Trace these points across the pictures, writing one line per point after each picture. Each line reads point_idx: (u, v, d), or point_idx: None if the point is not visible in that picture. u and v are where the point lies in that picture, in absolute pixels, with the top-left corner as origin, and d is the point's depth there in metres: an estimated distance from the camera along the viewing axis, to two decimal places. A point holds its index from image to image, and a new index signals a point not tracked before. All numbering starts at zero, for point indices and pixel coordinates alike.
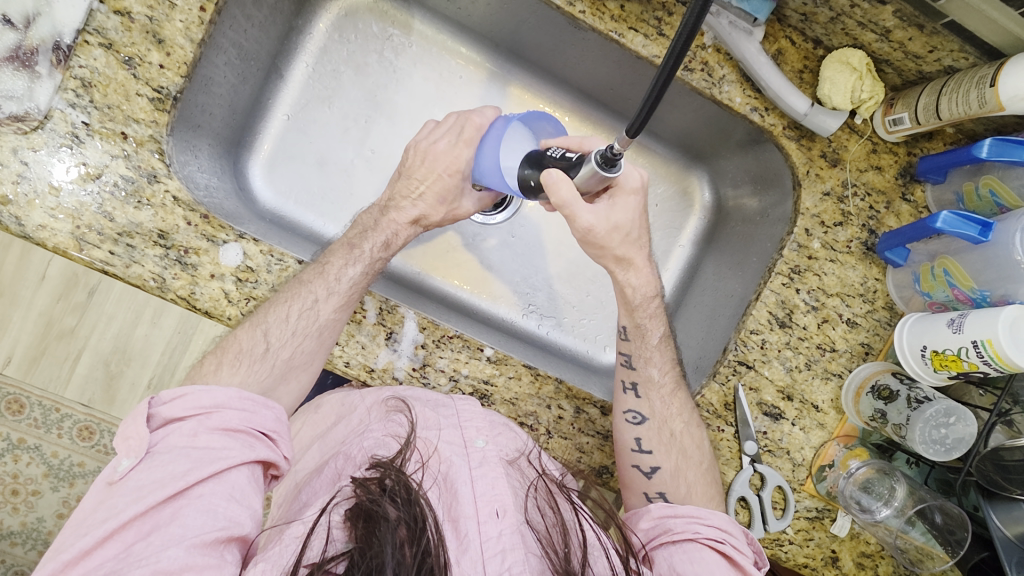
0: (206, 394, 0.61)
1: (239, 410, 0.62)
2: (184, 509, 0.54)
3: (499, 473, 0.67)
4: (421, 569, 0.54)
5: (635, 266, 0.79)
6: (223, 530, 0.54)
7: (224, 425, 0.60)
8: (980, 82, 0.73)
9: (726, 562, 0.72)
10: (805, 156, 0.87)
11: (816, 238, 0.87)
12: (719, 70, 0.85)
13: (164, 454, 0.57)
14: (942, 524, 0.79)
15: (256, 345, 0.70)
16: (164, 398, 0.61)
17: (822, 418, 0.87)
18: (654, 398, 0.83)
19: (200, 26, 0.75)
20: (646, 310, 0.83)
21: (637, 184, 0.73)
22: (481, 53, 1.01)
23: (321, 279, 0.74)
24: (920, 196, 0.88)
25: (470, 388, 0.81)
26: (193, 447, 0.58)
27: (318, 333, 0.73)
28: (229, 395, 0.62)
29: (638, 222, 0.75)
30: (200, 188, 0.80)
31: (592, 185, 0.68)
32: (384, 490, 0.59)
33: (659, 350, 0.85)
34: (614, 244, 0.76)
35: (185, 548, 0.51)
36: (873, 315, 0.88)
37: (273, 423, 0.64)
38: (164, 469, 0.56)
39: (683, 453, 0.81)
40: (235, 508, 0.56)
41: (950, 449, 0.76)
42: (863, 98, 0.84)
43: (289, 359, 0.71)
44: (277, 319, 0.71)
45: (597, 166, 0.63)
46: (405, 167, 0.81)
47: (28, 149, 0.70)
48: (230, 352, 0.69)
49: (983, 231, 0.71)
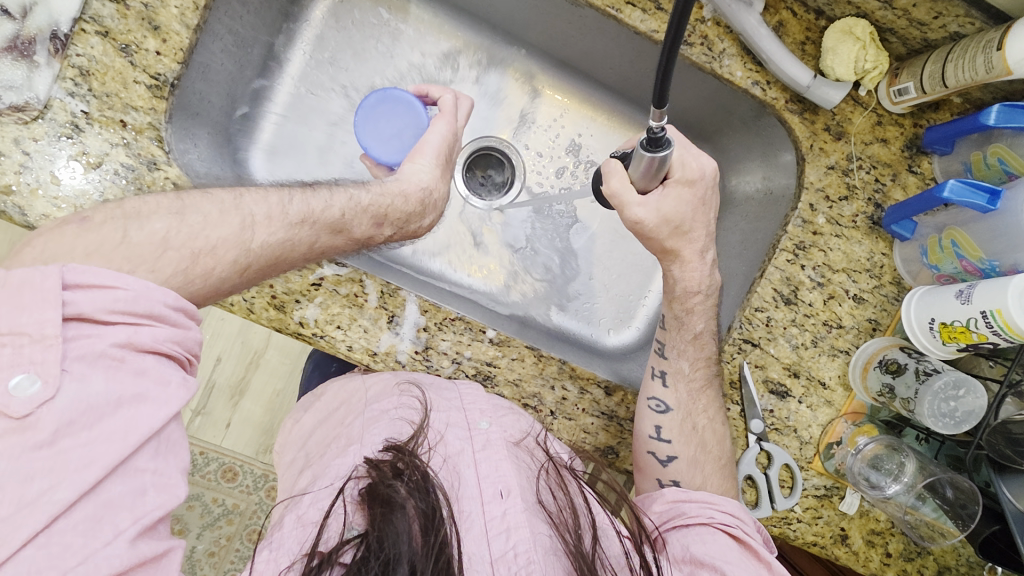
0: (137, 303, 0.50)
1: (171, 328, 0.53)
2: (117, 483, 0.46)
3: (503, 455, 0.67)
4: (438, 559, 0.53)
5: (681, 259, 0.80)
6: (161, 509, 0.48)
7: (152, 359, 0.51)
8: (987, 46, 0.71)
9: (738, 545, 0.70)
10: (808, 130, 0.86)
11: (821, 213, 0.86)
12: (719, 44, 0.84)
13: (87, 387, 0.46)
14: (953, 498, 0.79)
15: (222, 276, 0.60)
16: (81, 299, 0.48)
17: (829, 395, 0.86)
18: (682, 390, 0.83)
19: (195, 11, 0.75)
20: (687, 302, 0.83)
21: (694, 175, 0.74)
22: (480, 35, 1.01)
23: (341, 238, 0.71)
24: (926, 168, 0.86)
25: (474, 370, 0.81)
26: (125, 379, 0.48)
27: (273, 271, 0.66)
28: (166, 305, 0.52)
29: (692, 213, 0.77)
30: (200, 175, 0.80)
31: (648, 180, 0.71)
32: (398, 474, 0.59)
33: (695, 345, 0.84)
34: (664, 236, 0.78)
35: (126, 543, 0.45)
36: (880, 291, 0.87)
37: (197, 345, 0.56)
38: (93, 414, 0.46)
39: (701, 442, 0.81)
40: (170, 477, 0.50)
41: (960, 421, 0.75)
42: (867, 68, 0.82)
43: (234, 288, 0.63)
44: (262, 254, 0.63)
45: (642, 149, 0.65)
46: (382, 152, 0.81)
47: (29, 139, 0.70)
48: (194, 272, 0.57)
49: (991, 199, 0.69)
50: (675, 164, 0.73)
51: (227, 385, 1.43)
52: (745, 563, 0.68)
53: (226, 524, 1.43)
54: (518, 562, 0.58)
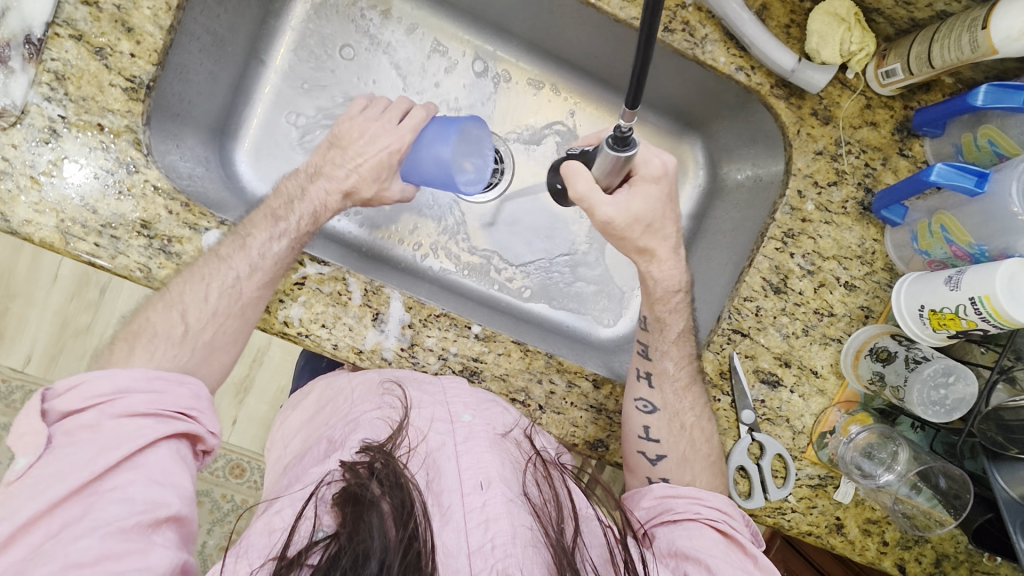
0: (105, 381, 0.60)
1: (146, 393, 0.61)
2: (96, 503, 0.54)
3: (485, 448, 0.66)
4: (408, 551, 0.53)
5: (657, 258, 0.78)
6: (145, 513, 0.55)
7: (130, 411, 0.60)
8: (972, 25, 0.70)
9: (724, 540, 0.70)
10: (795, 115, 0.84)
11: (809, 200, 0.85)
12: (701, 29, 0.82)
13: (63, 447, 0.56)
14: (946, 488, 0.78)
15: (172, 327, 0.69)
16: (60, 390, 0.59)
17: (822, 384, 0.85)
18: (667, 389, 0.81)
19: (168, 11, 0.74)
20: (668, 303, 0.82)
21: (659, 172, 0.71)
22: (463, 28, 1.00)
23: (242, 253, 0.72)
24: (918, 151, 0.85)
25: (460, 366, 0.81)
26: (97, 435, 0.57)
27: (240, 311, 0.72)
28: (133, 378, 0.61)
29: (660, 211, 0.74)
30: (182, 175, 0.80)
31: (611, 176, 0.69)
32: (371, 473, 0.58)
33: (677, 344, 0.83)
34: (636, 235, 0.75)
35: (98, 537, 0.51)
36: (872, 278, 0.85)
37: (184, 400, 0.64)
38: (68, 460, 0.55)
39: (691, 440, 0.81)
40: (156, 489, 0.57)
41: (951, 410, 0.74)
42: (853, 50, 0.81)
43: (210, 340, 0.71)
44: (194, 298, 0.70)
45: (609, 147, 0.63)
46: (337, 136, 0.79)
47: (9, 145, 0.70)
48: (143, 336, 0.68)
49: (980, 182, 0.68)
50: (638, 162, 0.71)
51: (232, 383, 1.44)
52: (730, 557, 0.68)
53: (235, 519, 1.44)
54: (495, 555, 0.57)
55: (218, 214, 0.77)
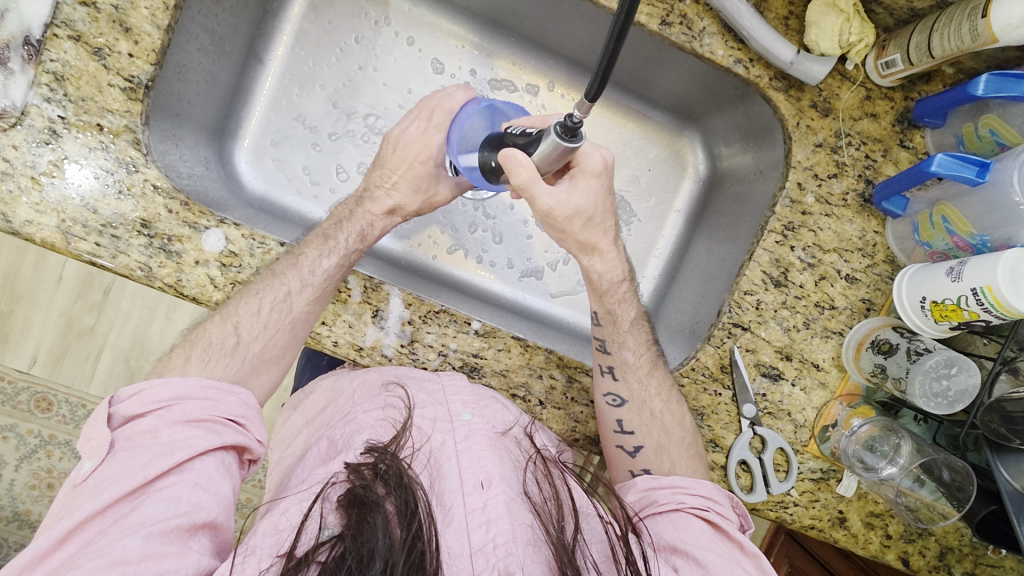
0: (163, 388, 0.62)
1: (201, 400, 0.63)
2: (145, 502, 0.54)
3: (484, 446, 0.66)
4: (413, 552, 0.53)
5: (599, 252, 0.76)
6: (184, 516, 0.54)
7: (186, 417, 0.61)
8: (972, 13, 0.69)
9: (711, 529, 0.69)
10: (794, 107, 0.84)
11: (810, 192, 0.84)
12: (699, 22, 0.82)
13: (123, 451, 0.58)
14: (949, 481, 0.78)
15: (226, 339, 0.70)
16: (124, 396, 0.61)
17: (823, 377, 0.84)
18: (631, 378, 0.80)
19: (165, 11, 0.74)
20: (615, 294, 0.81)
21: (600, 166, 0.69)
22: (463, 25, 1.00)
23: (297, 271, 0.74)
24: (919, 142, 0.85)
25: (460, 362, 0.81)
26: (155, 441, 0.58)
27: (292, 325, 0.73)
28: (189, 386, 0.63)
29: (602, 205, 0.72)
30: (182, 175, 0.81)
31: (552, 164, 0.64)
32: (376, 475, 0.59)
33: (631, 332, 0.82)
34: (575, 229, 0.73)
35: (142, 536, 0.52)
36: (874, 270, 0.85)
37: (236, 409, 0.65)
38: (124, 463, 0.56)
39: (662, 426, 0.79)
40: (200, 494, 0.57)
41: (954, 402, 0.74)
42: (853, 41, 0.80)
43: (260, 352, 0.71)
44: (249, 310, 0.71)
45: (557, 135, 0.59)
46: (378, 159, 0.82)
47: (9, 146, 0.70)
48: (199, 345, 0.68)
49: (981, 172, 0.68)
50: (578, 154, 0.68)
51: None
52: (718, 546, 0.67)
53: (241, 517, 1.44)
54: (497, 554, 0.57)
55: (219, 213, 0.77)
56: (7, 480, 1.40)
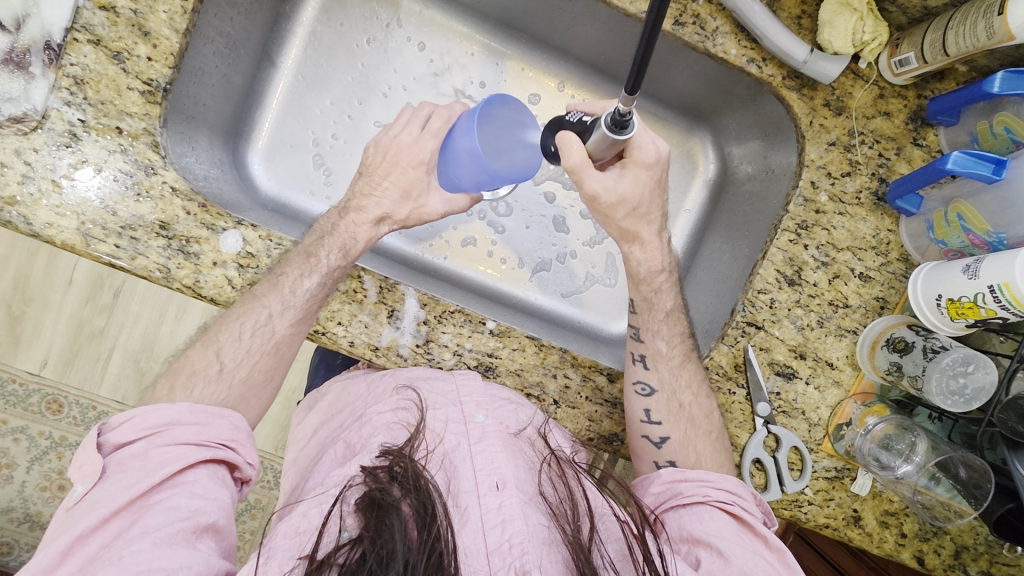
0: (153, 414, 0.62)
1: (191, 424, 0.63)
2: (145, 513, 0.55)
3: (499, 448, 0.67)
4: (432, 552, 0.53)
5: (642, 241, 0.78)
6: (187, 520, 0.55)
7: (176, 440, 0.61)
8: (988, 11, 0.69)
9: (735, 522, 0.69)
10: (807, 106, 0.84)
11: (823, 191, 0.85)
12: (712, 22, 0.82)
13: (116, 473, 0.58)
14: (966, 478, 0.76)
15: (209, 365, 0.70)
16: (114, 424, 0.62)
17: (837, 375, 0.85)
18: (663, 369, 0.81)
19: (183, 15, 0.75)
20: (653, 283, 0.82)
21: (652, 159, 0.70)
22: (473, 26, 1.01)
23: (276, 292, 0.73)
24: (932, 140, 0.85)
25: (475, 362, 0.82)
26: (146, 462, 0.59)
27: (275, 349, 0.74)
28: (179, 411, 0.63)
29: (649, 196, 0.74)
30: (199, 178, 0.81)
31: (604, 151, 0.66)
32: (392, 478, 0.59)
33: (667, 322, 0.83)
34: (620, 216, 0.75)
35: (149, 541, 0.52)
36: (887, 268, 0.85)
37: (226, 431, 0.65)
38: (118, 484, 0.57)
39: (690, 418, 0.79)
40: (199, 502, 0.57)
41: (970, 399, 0.74)
42: (866, 40, 0.80)
43: (247, 378, 0.71)
44: (229, 337, 0.71)
45: (606, 129, 0.61)
46: (366, 165, 0.81)
47: (30, 149, 0.71)
48: (183, 374, 0.69)
49: (997, 169, 0.67)
50: (631, 146, 0.69)
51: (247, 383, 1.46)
52: (741, 538, 0.67)
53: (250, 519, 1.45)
54: (513, 554, 0.58)
55: (238, 216, 0.78)
56: (19, 481, 1.40)
